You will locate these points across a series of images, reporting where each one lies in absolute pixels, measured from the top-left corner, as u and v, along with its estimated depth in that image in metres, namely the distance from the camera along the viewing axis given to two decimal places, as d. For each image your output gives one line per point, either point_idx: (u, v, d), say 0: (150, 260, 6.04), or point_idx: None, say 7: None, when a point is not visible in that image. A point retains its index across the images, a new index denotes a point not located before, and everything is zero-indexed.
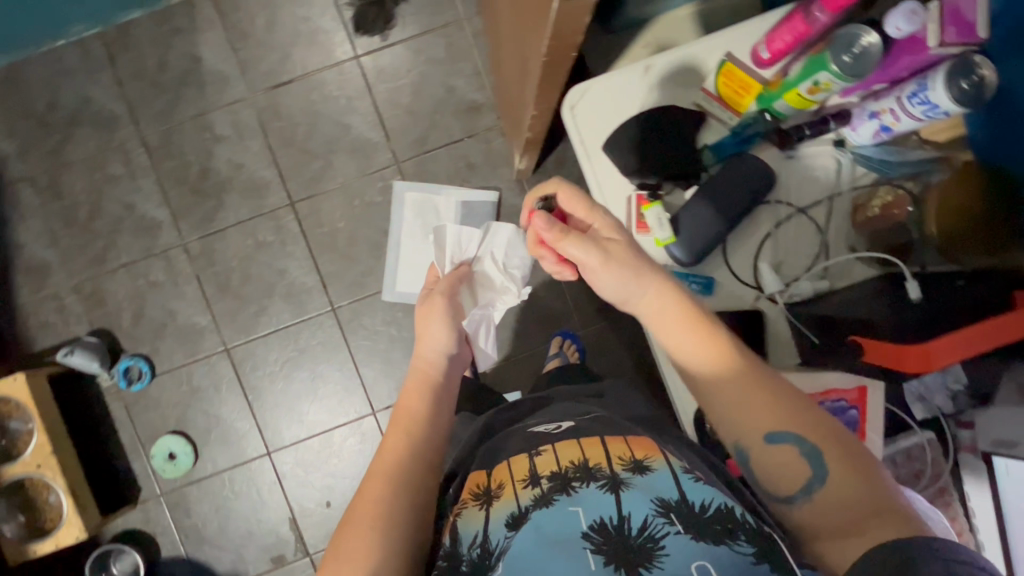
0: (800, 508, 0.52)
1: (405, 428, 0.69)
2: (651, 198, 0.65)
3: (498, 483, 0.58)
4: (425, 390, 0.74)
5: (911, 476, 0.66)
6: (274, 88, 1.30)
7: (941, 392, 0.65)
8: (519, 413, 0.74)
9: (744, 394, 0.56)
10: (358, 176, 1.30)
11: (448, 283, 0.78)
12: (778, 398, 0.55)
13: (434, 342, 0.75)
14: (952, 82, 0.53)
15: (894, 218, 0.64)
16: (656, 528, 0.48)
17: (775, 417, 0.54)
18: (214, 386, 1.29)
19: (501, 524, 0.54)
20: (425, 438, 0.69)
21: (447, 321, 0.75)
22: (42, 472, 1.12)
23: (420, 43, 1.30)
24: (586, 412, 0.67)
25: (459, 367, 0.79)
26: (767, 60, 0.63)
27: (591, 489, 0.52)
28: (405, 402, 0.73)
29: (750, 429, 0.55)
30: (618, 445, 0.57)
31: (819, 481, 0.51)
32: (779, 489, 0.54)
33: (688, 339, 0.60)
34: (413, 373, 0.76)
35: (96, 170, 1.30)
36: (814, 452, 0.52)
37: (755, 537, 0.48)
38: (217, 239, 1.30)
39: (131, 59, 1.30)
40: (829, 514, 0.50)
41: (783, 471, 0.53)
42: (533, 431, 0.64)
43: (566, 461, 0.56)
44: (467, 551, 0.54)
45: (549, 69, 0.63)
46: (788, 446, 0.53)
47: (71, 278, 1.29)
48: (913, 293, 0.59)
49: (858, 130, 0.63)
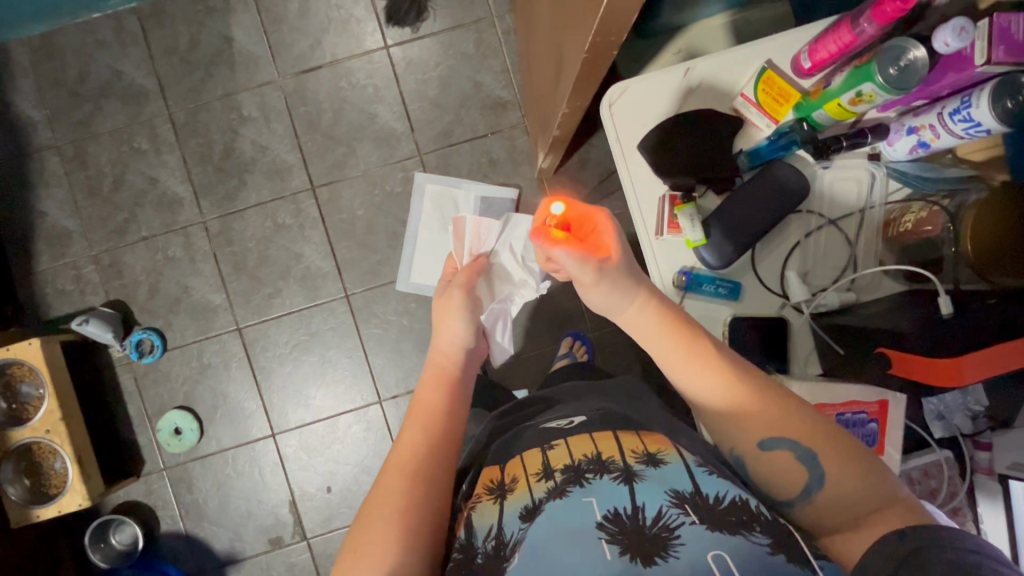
0: (802, 509, 0.53)
1: (421, 420, 0.69)
2: (685, 199, 0.66)
3: (512, 476, 0.59)
4: (442, 386, 0.74)
5: (927, 494, 0.66)
6: (303, 72, 1.31)
7: (961, 412, 0.65)
8: (526, 413, 0.74)
9: (733, 402, 0.57)
10: (380, 165, 1.31)
11: (466, 276, 0.82)
12: (765, 403, 0.56)
13: (451, 334, 0.78)
14: (997, 101, 0.53)
15: (926, 235, 0.61)
16: (670, 518, 0.48)
17: (767, 422, 0.55)
18: (223, 364, 1.29)
19: (516, 516, 0.54)
20: (444, 431, 0.69)
21: (464, 311, 0.79)
22: (49, 437, 1.13)
23: (450, 37, 1.30)
24: (598, 407, 0.67)
25: (476, 362, 0.80)
26: (808, 70, 0.63)
27: (605, 480, 0.53)
28: (422, 396, 0.72)
29: (743, 437, 0.57)
30: (631, 439, 0.58)
31: (819, 483, 0.52)
32: (781, 493, 0.54)
33: (678, 348, 0.61)
34: (431, 365, 0.77)
35: (123, 143, 1.31)
36: (808, 453, 0.53)
37: (773, 531, 0.47)
38: (237, 219, 1.31)
39: (164, 35, 1.31)
40: (832, 512, 0.51)
41: (780, 476, 0.54)
42: (545, 426, 0.65)
43: (579, 454, 0.57)
44: (482, 543, 0.54)
45: (587, 67, 0.63)
46: (781, 451, 0.54)
47: (90, 248, 1.30)
48: (945, 310, 0.59)
49: (895, 145, 0.64)
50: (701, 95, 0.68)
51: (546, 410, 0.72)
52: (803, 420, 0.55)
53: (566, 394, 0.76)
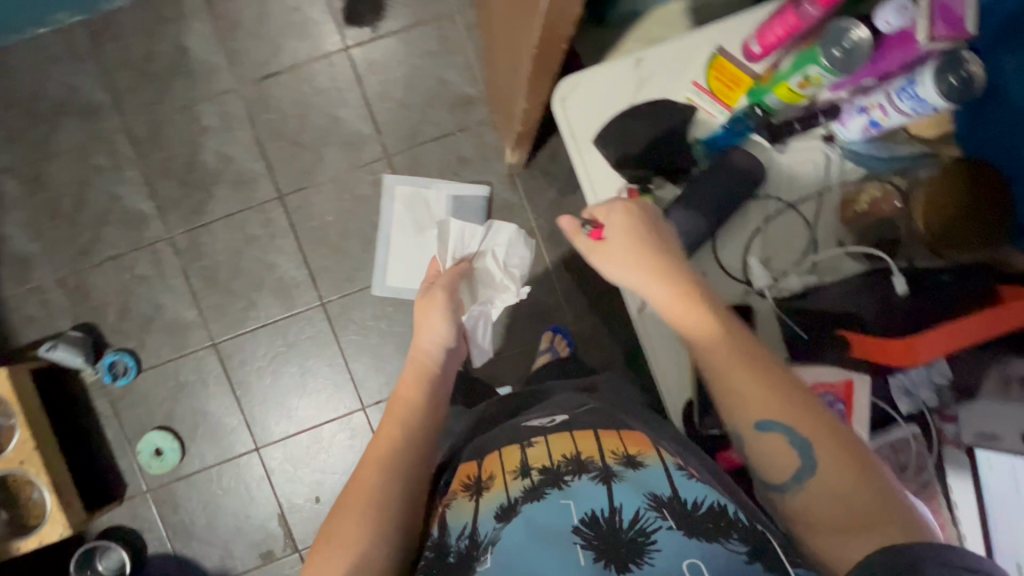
0: (792, 496, 0.54)
1: (400, 416, 0.71)
2: (641, 191, 0.66)
3: (489, 474, 0.59)
4: (424, 381, 0.76)
5: (895, 470, 0.64)
6: (263, 79, 1.28)
7: (926, 384, 0.64)
8: (509, 411, 0.73)
9: (741, 385, 0.56)
10: (348, 169, 1.28)
11: (449, 277, 0.81)
12: (773, 390, 0.55)
13: (432, 333, 0.78)
14: (941, 78, 0.54)
15: (882, 213, 0.64)
16: (648, 522, 0.48)
17: (770, 409, 0.55)
18: (201, 381, 1.27)
19: (490, 515, 0.54)
20: (419, 427, 0.70)
21: (446, 313, 0.78)
22: (25, 468, 1.10)
23: (412, 35, 1.28)
24: (582, 403, 0.67)
25: (457, 362, 0.81)
26: (758, 54, 0.64)
27: (583, 481, 0.52)
28: (402, 391, 0.75)
29: (744, 419, 0.56)
30: (611, 439, 0.57)
31: (809, 472, 0.53)
32: (773, 476, 0.55)
33: (692, 330, 0.59)
34: (411, 364, 0.78)
35: (81, 162, 1.28)
36: (803, 444, 0.53)
37: (750, 536, 0.47)
38: (205, 233, 1.28)
39: (117, 48, 1.28)
40: (821, 505, 0.52)
41: (773, 460, 0.54)
42: (527, 424, 0.64)
43: (559, 454, 0.56)
44: (456, 542, 0.54)
45: (540, 62, 0.62)
46: (777, 437, 0.54)
47: (55, 271, 1.27)
48: (901, 288, 0.63)
49: (848, 126, 0.64)
50: (652, 86, 0.67)
51: (530, 407, 0.72)
52: (809, 411, 0.54)
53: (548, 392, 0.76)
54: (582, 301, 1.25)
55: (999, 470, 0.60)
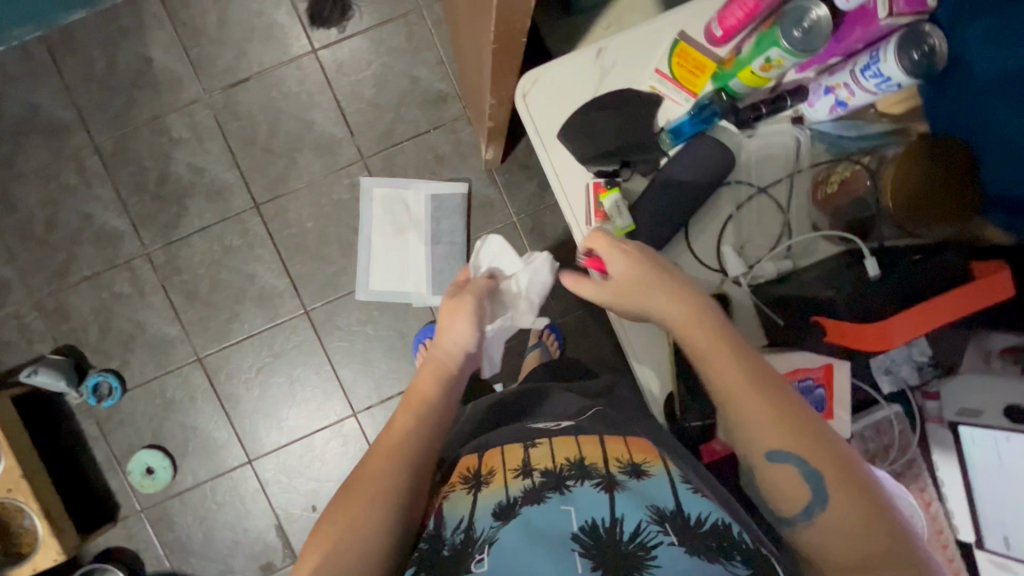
0: (802, 529, 0.48)
1: (417, 411, 0.62)
2: (608, 185, 0.66)
3: (488, 469, 0.56)
4: (439, 378, 0.66)
5: (880, 450, 0.69)
6: (231, 86, 1.26)
7: (908, 364, 0.67)
8: (509, 413, 0.70)
9: (751, 408, 0.50)
10: (324, 174, 1.27)
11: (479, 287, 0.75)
12: (787, 415, 0.50)
13: (456, 336, 0.69)
14: (902, 53, 0.55)
15: (854, 193, 0.63)
16: (649, 535, 0.46)
17: (782, 434, 0.49)
18: (189, 396, 1.26)
19: (488, 513, 0.51)
20: (438, 425, 0.62)
21: (472, 316, 0.70)
22: (13, 496, 1.09)
23: (380, 34, 1.26)
24: (584, 410, 0.66)
25: (476, 367, 0.73)
26: (720, 38, 0.63)
27: (586, 487, 0.50)
28: (419, 385, 0.66)
29: (752, 442, 0.50)
30: (616, 447, 0.56)
31: (821, 506, 0.47)
32: (781, 507, 0.49)
33: (698, 346, 0.54)
34: (428, 360, 0.69)
35: (49, 181, 1.25)
36: (816, 474, 0.47)
37: (752, 558, 0.46)
38: (182, 247, 1.26)
39: (78, 62, 1.25)
40: (833, 539, 0.46)
41: (783, 490, 0.49)
42: (532, 426, 0.63)
43: (562, 458, 0.54)
44: (451, 535, 0.51)
45: (501, 57, 0.61)
46: (790, 466, 0.48)
47: (31, 294, 1.25)
48: (872, 271, 0.61)
49: (815, 106, 0.64)
50: (615, 75, 0.67)
51: (533, 410, 0.70)
52: (826, 441, 0.49)
53: (543, 393, 0.74)
54: (568, 294, 1.24)
55: (980, 445, 0.64)
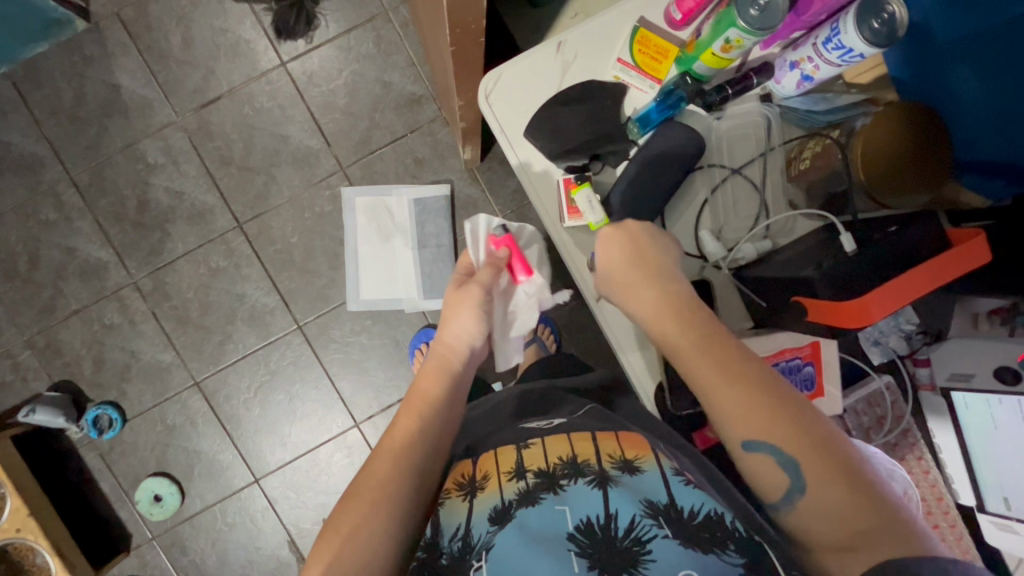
0: (788, 515, 0.47)
1: (420, 412, 0.61)
2: (579, 180, 0.65)
3: (483, 474, 0.56)
4: (443, 376, 0.66)
5: (875, 422, 0.70)
6: (202, 107, 1.25)
7: (895, 333, 0.70)
8: (509, 412, 0.70)
9: (718, 399, 0.50)
10: (304, 187, 1.26)
11: (488, 273, 0.74)
12: (760, 401, 0.48)
13: (460, 330, 0.69)
14: (862, 26, 0.53)
15: (824, 167, 0.63)
16: (643, 530, 0.46)
17: (752, 423, 0.48)
18: (189, 421, 1.26)
19: (484, 517, 0.51)
20: (440, 425, 0.61)
21: (476, 310, 0.70)
22: (22, 535, 1.09)
23: (348, 41, 1.24)
24: (577, 408, 0.65)
25: (479, 363, 0.72)
26: (680, 21, 0.65)
27: (579, 486, 0.50)
28: (421, 385, 0.65)
29: (725, 433, 0.50)
30: (608, 442, 0.55)
31: (800, 491, 0.46)
32: (764, 494, 0.48)
33: (665, 339, 0.55)
34: (434, 354, 0.69)
35: (29, 219, 1.24)
36: (790, 461, 0.46)
37: (748, 547, 0.45)
38: (168, 273, 1.25)
39: (45, 96, 1.23)
40: (815, 522, 0.45)
41: (761, 479, 0.48)
42: (524, 426, 0.62)
43: (555, 457, 0.54)
44: (448, 544, 0.51)
45: (462, 57, 0.60)
46: (762, 453, 0.47)
47: (22, 333, 1.24)
48: (849, 247, 0.57)
49: (782, 82, 0.64)
50: (578, 67, 0.67)
51: (528, 408, 0.69)
52: (801, 423, 0.47)
53: (541, 393, 0.73)
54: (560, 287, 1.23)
55: (972, 407, 0.68)
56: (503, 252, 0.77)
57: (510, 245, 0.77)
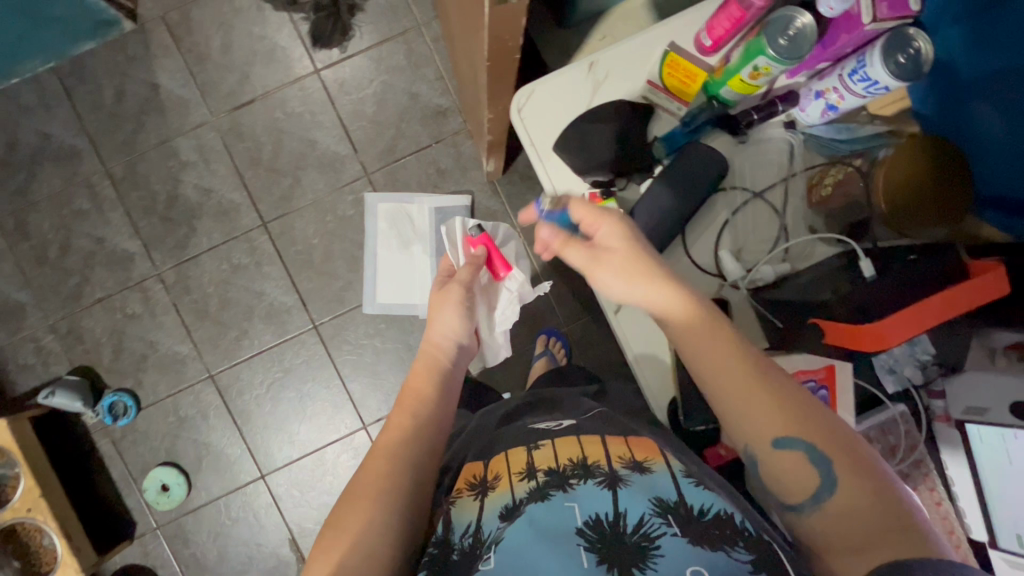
0: (810, 515, 0.50)
1: (411, 407, 0.65)
2: (605, 195, 0.67)
3: (494, 474, 0.57)
4: (434, 374, 0.69)
5: (888, 451, 0.70)
6: (236, 109, 1.29)
7: (910, 362, 0.70)
8: (512, 413, 0.72)
9: (752, 399, 0.53)
10: (329, 191, 1.29)
11: (469, 271, 0.75)
12: (791, 403, 0.52)
13: (444, 328, 0.72)
14: (889, 59, 0.56)
15: (848, 195, 0.65)
16: (652, 526, 0.47)
17: (786, 421, 0.51)
18: (201, 414, 1.27)
19: (495, 515, 0.52)
20: (433, 419, 0.65)
21: (461, 307, 0.73)
22: (32, 516, 1.11)
23: (380, 52, 1.28)
24: (586, 411, 0.66)
25: (470, 360, 0.75)
26: (710, 48, 0.66)
27: (588, 486, 0.51)
28: (413, 382, 0.69)
29: (758, 435, 0.52)
30: (618, 445, 0.56)
31: (830, 490, 0.49)
32: (790, 494, 0.51)
33: (693, 344, 0.57)
34: (421, 356, 0.71)
35: (63, 207, 1.29)
36: (824, 459, 0.50)
37: (757, 543, 0.46)
38: (192, 267, 1.28)
39: (88, 91, 1.28)
40: (840, 523, 0.48)
41: (791, 478, 0.51)
42: (533, 427, 0.63)
43: (564, 458, 0.55)
44: (459, 540, 0.52)
45: (496, 73, 0.63)
46: (795, 452, 0.51)
47: (47, 318, 1.28)
48: (867, 273, 0.61)
49: (807, 111, 0.66)
50: (608, 87, 0.69)
51: (532, 410, 0.71)
52: (830, 427, 0.51)
53: (559, 400, 0.73)
54: (574, 302, 1.23)
55: (987, 441, 0.68)
56: (481, 250, 0.78)
57: (488, 244, 0.78)
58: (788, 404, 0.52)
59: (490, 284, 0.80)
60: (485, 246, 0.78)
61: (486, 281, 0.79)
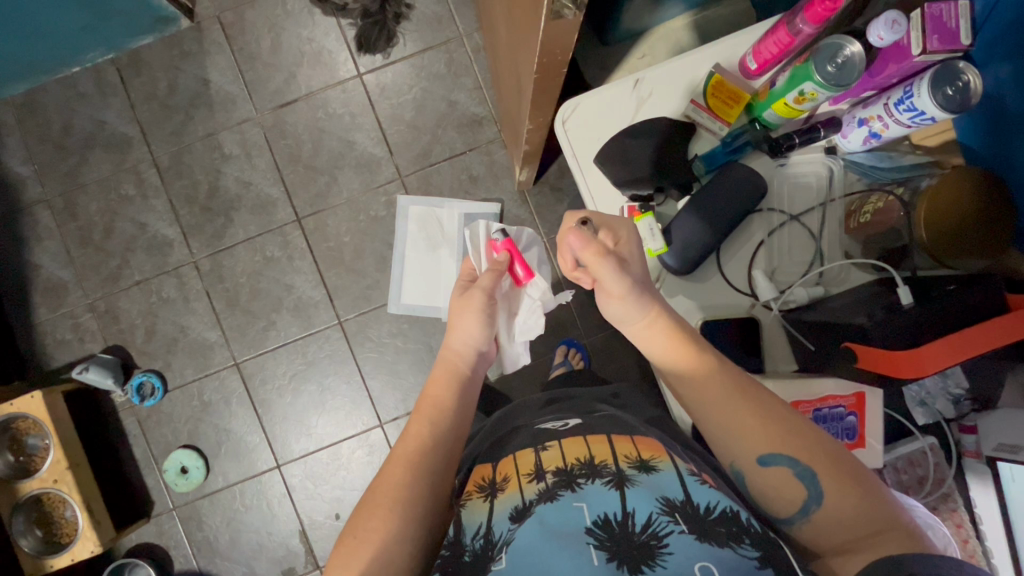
0: (801, 528, 0.50)
1: (429, 416, 0.67)
2: (643, 209, 0.68)
3: (503, 476, 0.57)
4: (451, 382, 0.71)
5: (915, 482, 0.75)
6: (281, 107, 1.33)
7: (942, 396, 0.71)
8: (523, 415, 0.73)
9: (735, 417, 0.55)
10: (363, 191, 1.32)
11: (491, 277, 0.74)
12: (769, 418, 0.54)
13: (464, 335, 0.72)
14: (937, 91, 0.56)
15: (886, 223, 0.64)
16: (660, 525, 0.46)
17: (769, 437, 0.52)
18: (224, 400, 1.30)
19: (505, 516, 0.53)
20: (450, 428, 0.66)
21: (481, 315, 0.72)
22: (58, 487, 1.14)
23: (422, 60, 1.32)
24: (594, 412, 0.67)
25: (488, 366, 0.76)
26: (755, 71, 0.68)
27: (596, 486, 0.51)
28: (433, 389, 0.70)
29: (742, 450, 0.54)
30: (624, 444, 0.56)
31: (818, 502, 0.49)
32: (780, 510, 0.51)
33: (682, 362, 0.60)
34: (441, 361, 0.73)
35: (110, 192, 1.34)
36: (808, 472, 0.50)
37: (761, 542, 0.46)
38: (226, 256, 1.32)
39: (142, 83, 1.34)
40: (830, 534, 0.48)
41: (779, 493, 0.51)
42: (540, 428, 0.64)
43: (572, 458, 0.55)
44: (471, 542, 0.52)
45: (542, 85, 0.64)
46: (780, 467, 0.51)
47: (86, 296, 1.33)
48: (906, 300, 0.60)
49: (849, 137, 0.67)
50: (652, 104, 0.71)
51: (542, 411, 0.72)
52: (812, 440, 0.52)
53: (575, 401, 0.74)
54: (596, 314, 1.24)
55: (1018, 480, 0.68)
56: (503, 256, 0.76)
57: (511, 249, 0.76)
58: (769, 419, 0.54)
59: (513, 290, 0.78)
60: (510, 249, 0.76)
61: (508, 287, 0.77)
